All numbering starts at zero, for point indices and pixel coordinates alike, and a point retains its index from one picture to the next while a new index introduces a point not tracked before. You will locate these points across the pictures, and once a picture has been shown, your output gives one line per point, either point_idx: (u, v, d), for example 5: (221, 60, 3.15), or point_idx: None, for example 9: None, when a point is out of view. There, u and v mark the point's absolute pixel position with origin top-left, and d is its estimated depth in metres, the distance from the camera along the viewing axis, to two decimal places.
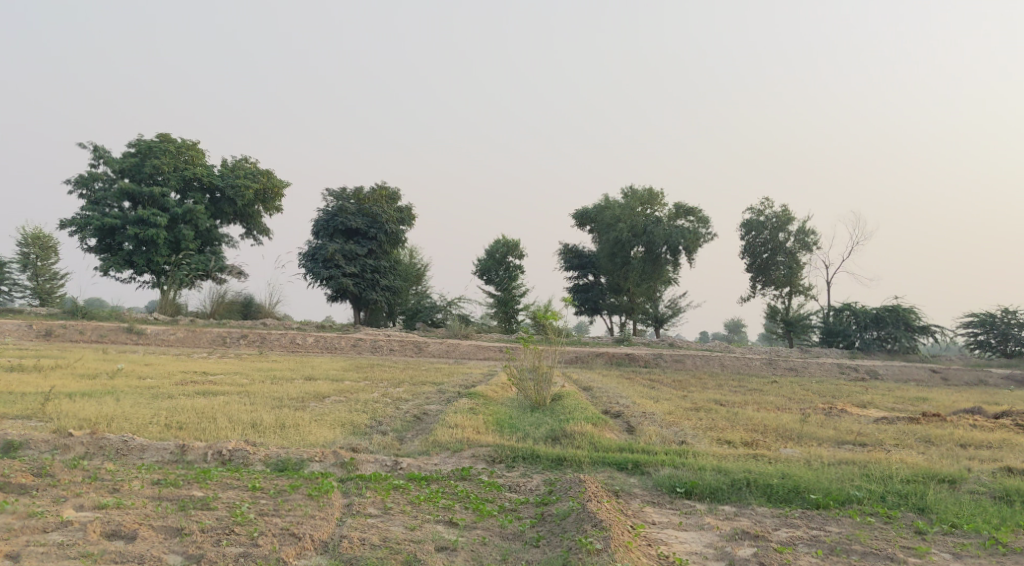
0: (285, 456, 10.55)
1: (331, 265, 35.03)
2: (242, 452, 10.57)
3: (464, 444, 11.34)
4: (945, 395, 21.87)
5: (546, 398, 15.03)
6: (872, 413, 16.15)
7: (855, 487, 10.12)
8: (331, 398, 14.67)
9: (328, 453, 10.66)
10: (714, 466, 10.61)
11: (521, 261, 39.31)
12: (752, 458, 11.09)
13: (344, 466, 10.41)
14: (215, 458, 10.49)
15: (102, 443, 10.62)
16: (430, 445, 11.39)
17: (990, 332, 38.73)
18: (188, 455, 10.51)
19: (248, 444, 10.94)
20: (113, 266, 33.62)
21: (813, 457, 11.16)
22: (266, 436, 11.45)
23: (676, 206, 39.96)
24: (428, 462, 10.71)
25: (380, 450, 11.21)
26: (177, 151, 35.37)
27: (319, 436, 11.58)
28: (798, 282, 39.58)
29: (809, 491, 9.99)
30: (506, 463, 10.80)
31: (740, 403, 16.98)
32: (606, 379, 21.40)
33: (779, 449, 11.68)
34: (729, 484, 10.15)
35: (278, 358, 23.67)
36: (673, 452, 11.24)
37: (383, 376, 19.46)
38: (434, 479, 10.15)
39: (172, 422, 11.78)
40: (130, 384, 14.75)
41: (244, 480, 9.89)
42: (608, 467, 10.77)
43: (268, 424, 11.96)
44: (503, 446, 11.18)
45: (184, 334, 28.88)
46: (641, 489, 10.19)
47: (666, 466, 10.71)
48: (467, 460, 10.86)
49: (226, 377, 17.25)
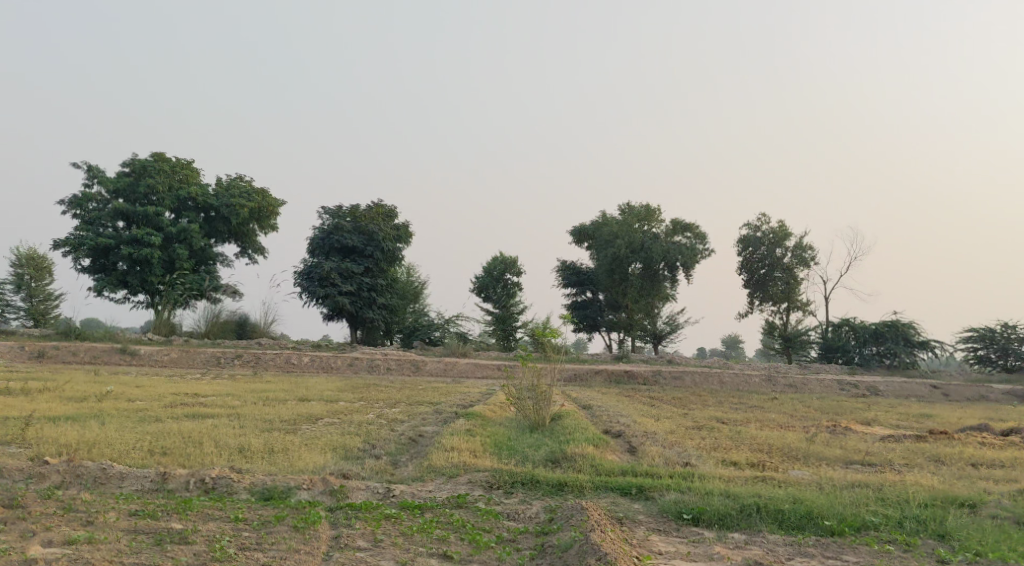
0: (272, 484, 10.21)
1: (327, 283, 34.69)
2: (226, 480, 10.23)
3: (460, 469, 11.00)
4: (949, 412, 21.53)
5: (546, 418, 14.66)
6: (877, 431, 15.82)
7: (871, 512, 9.78)
8: (325, 420, 14.32)
9: (317, 480, 10.33)
10: (721, 491, 10.27)
11: (520, 278, 39.04)
12: (757, 482, 10.76)
13: (335, 494, 10.07)
14: (197, 487, 10.15)
15: (79, 471, 10.28)
16: (425, 470, 11.05)
17: (990, 347, 38.49)
18: (168, 483, 10.17)
19: (233, 471, 10.60)
20: (107, 287, 33.30)
21: (823, 479, 10.83)
22: (253, 462, 11.10)
23: (674, 222, 39.76)
24: (422, 489, 10.37)
25: (373, 476, 10.87)
26: (172, 170, 35.11)
27: (311, 461, 11.25)
28: (797, 298, 39.34)
29: (823, 518, 9.65)
30: (504, 489, 10.44)
31: (743, 422, 16.64)
32: (605, 397, 21.04)
33: (787, 471, 11.34)
34: (737, 509, 9.81)
35: (273, 378, 23.30)
36: (677, 475, 10.91)
37: (379, 396, 19.10)
38: (429, 507, 9.80)
39: (156, 448, 11.43)
40: (118, 407, 14.42)
41: (227, 511, 9.54)
42: (610, 492, 10.42)
43: (257, 449, 11.62)
44: (501, 471, 10.86)
45: (178, 355, 28.55)
46: (646, 516, 9.84)
47: (671, 491, 10.37)
48: (464, 485, 10.52)
49: (218, 399, 16.88)
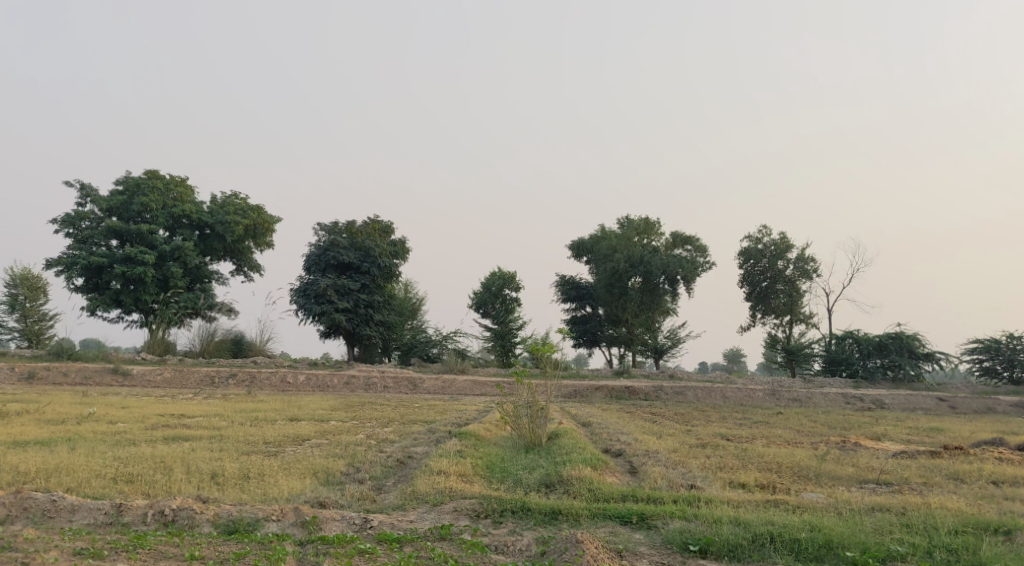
0: (237, 516, 9.64)
1: (323, 300, 34.11)
2: (187, 511, 9.64)
3: (445, 496, 10.40)
4: (960, 425, 20.91)
5: (542, 437, 14.02)
6: (888, 447, 15.21)
7: (897, 541, 9.19)
8: (311, 441, 13.73)
9: (289, 511, 9.75)
10: (731, 517, 9.68)
11: (519, 294, 38.51)
12: (766, 506, 10.15)
13: (306, 526, 9.50)
14: (156, 520, 9.58)
15: (26, 504, 9.71)
16: (408, 497, 10.44)
17: (996, 358, 37.87)
18: (123, 516, 9.60)
19: (197, 501, 10.00)
20: (100, 306, 32.74)
21: (839, 503, 10.23)
22: (224, 490, 10.52)
23: (674, 235, 39.27)
24: (402, 519, 9.77)
25: (352, 505, 10.29)
26: (166, 188, 34.63)
27: (288, 488, 10.67)
28: (798, 311, 38.77)
29: (843, 548, 9.07)
30: (493, 519, 9.85)
31: (748, 438, 16.04)
32: (605, 414, 20.42)
33: (800, 493, 10.73)
34: (748, 539, 9.24)
35: (265, 398, 22.67)
36: (682, 500, 10.32)
37: (372, 415, 18.49)
38: (409, 540, 9.21)
39: (121, 475, 10.85)
40: (95, 430, 13.84)
41: (183, 548, 8.98)
42: (609, 520, 9.82)
43: (231, 475, 11.03)
44: (490, 497, 10.26)
45: (170, 374, 27.94)
46: (648, 547, 9.24)
47: (675, 518, 9.77)
48: (449, 515, 9.92)
49: (203, 420, 16.26)
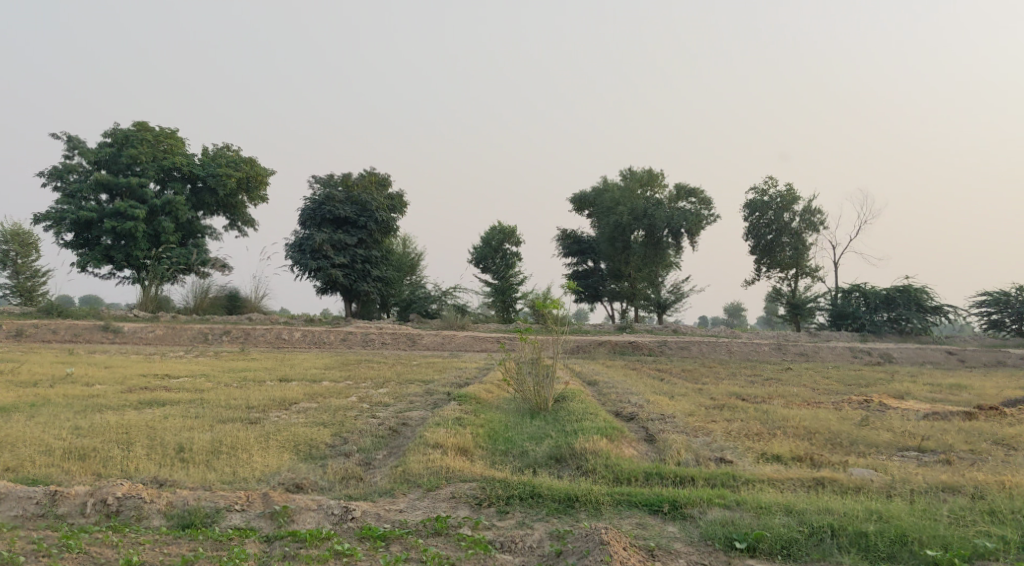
0: (194, 506, 8.77)
1: (319, 255, 33.00)
2: (133, 501, 8.80)
3: (440, 479, 9.46)
4: (979, 380, 20.09)
5: (547, 401, 13.06)
6: (913, 406, 14.33)
7: (982, 534, 8.30)
8: (298, 406, 12.81)
9: (255, 499, 8.89)
10: (772, 504, 8.80)
11: (519, 248, 37.45)
12: (809, 488, 9.25)
13: (275, 518, 8.66)
14: (97, 510, 8.74)
15: None
16: (397, 480, 9.50)
17: (1005, 311, 36.90)
18: (58, 508, 8.75)
19: (147, 486, 9.12)
20: (90, 262, 31.66)
21: (895, 482, 9.34)
22: (187, 468, 9.64)
23: (677, 187, 38.07)
24: (390, 508, 8.87)
25: (332, 487, 9.43)
26: (155, 140, 33.34)
27: (263, 466, 9.78)
28: (804, 264, 37.81)
29: (921, 546, 8.17)
30: (498, 507, 8.95)
31: (764, 398, 15.15)
32: (612, 371, 19.56)
33: (845, 468, 9.82)
34: (804, 534, 8.37)
35: (258, 355, 21.75)
36: (711, 482, 9.40)
37: (367, 374, 17.60)
38: (397, 537, 8.37)
39: (75, 451, 9.95)
40: (67, 393, 12.90)
41: (119, 551, 8.10)
42: (636, 509, 8.90)
43: (200, 450, 10.12)
44: (493, 481, 9.33)
45: (163, 332, 26.95)
46: (684, 544, 8.35)
47: (714, 506, 8.85)
48: (446, 503, 8.99)
49: (187, 381, 15.32)
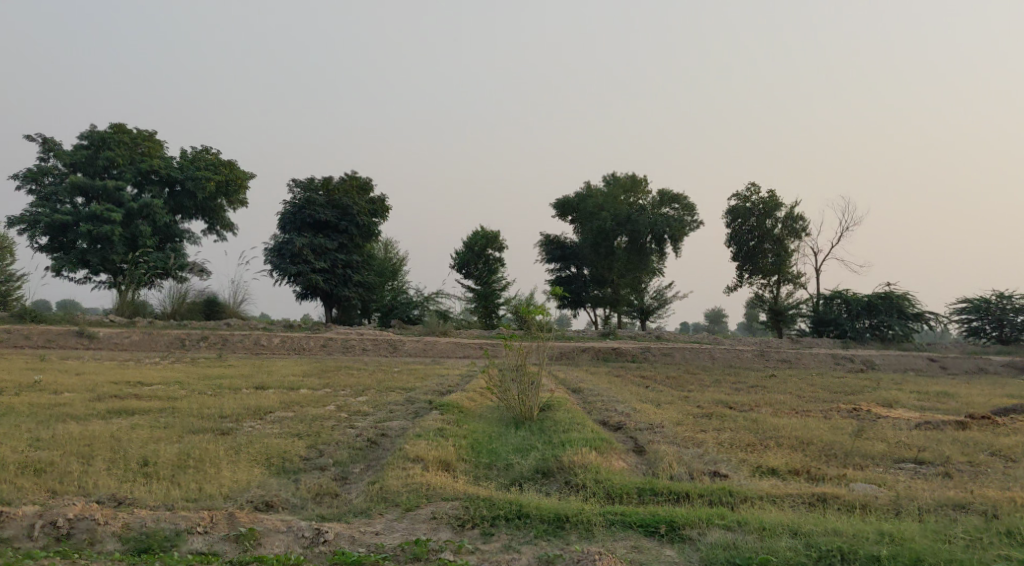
0: (152, 528, 8.36)
1: (299, 260, 32.44)
2: (86, 523, 8.39)
3: (421, 497, 9.09)
4: (965, 388, 19.91)
5: (532, 411, 12.69)
6: (902, 415, 14.09)
7: (997, 557, 8.01)
8: (274, 416, 12.39)
9: (219, 520, 8.48)
10: (771, 525, 8.49)
11: (502, 254, 37.14)
12: (809, 507, 8.95)
13: (240, 541, 8.28)
14: (47, 533, 8.33)
15: None
16: (375, 499, 9.10)
17: (985, 318, 36.89)
18: (3, 530, 8.34)
19: (104, 506, 8.72)
20: (65, 266, 30.98)
21: (901, 499, 9.05)
22: (149, 484, 9.22)
23: (661, 193, 37.88)
24: (366, 530, 8.49)
25: (304, 506, 9.05)
26: (133, 142, 32.76)
27: (231, 482, 9.36)
28: (786, 271, 37.64)
29: None
30: (481, 529, 8.58)
31: (752, 406, 14.86)
32: (596, 378, 19.23)
33: (846, 483, 9.52)
34: (812, 558, 8.04)
35: (235, 362, 21.26)
36: (705, 500, 9.07)
37: (347, 381, 17.20)
38: (373, 563, 8.00)
39: (36, 466, 9.52)
40: (33, 402, 12.41)
41: None
42: (631, 531, 8.55)
43: (166, 464, 9.70)
44: (477, 500, 8.96)
45: (139, 337, 26.39)
46: None
47: (715, 528, 8.51)
48: (425, 525, 8.62)
49: (159, 389, 14.85)
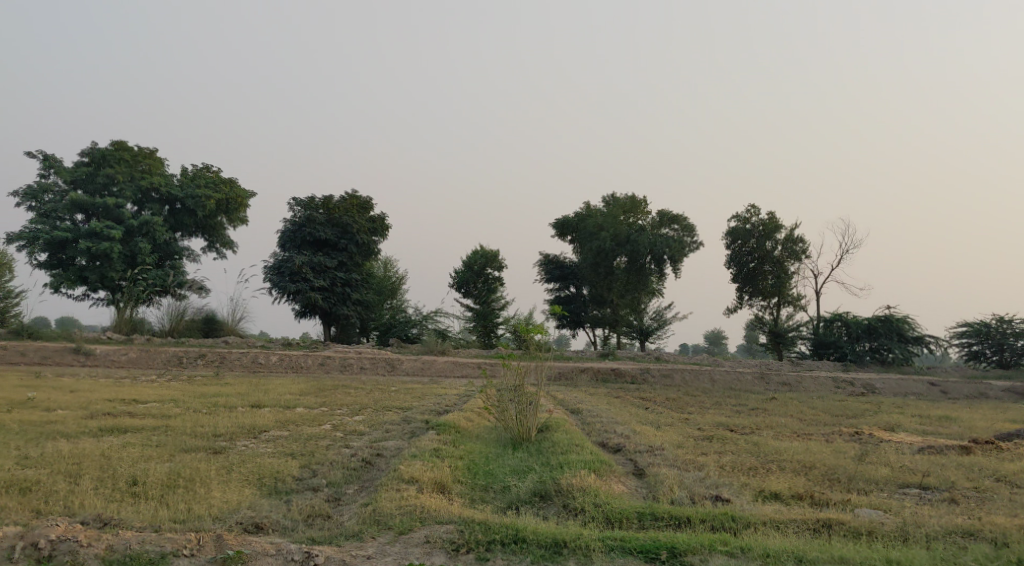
0: (137, 550, 8.20)
1: (298, 278, 32.33)
2: (69, 544, 8.23)
3: (415, 520, 8.92)
4: (967, 413, 19.73)
5: (530, 432, 12.53)
6: (905, 439, 13.92)
7: None
8: (268, 435, 12.23)
9: (207, 542, 8.32)
10: (774, 552, 8.32)
11: (501, 273, 37.08)
12: (812, 533, 8.79)
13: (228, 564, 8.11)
14: (29, 554, 8.16)
15: None
16: (368, 522, 8.93)
17: (985, 342, 36.73)
18: None
19: (89, 527, 8.55)
20: (64, 283, 30.87)
21: (907, 525, 8.89)
22: (136, 505, 9.06)
23: (661, 214, 37.84)
24: (358, 554, 8.32)
25: (295, 528, 8.88)
26: (133, 160, 32.74)
27: (221, 503, 9.20)
28: (786, 293, 37.52)
29: None
30: (477, 554, 8.41)
31: (753, 429, 14.69)
32: (595, 399, 19.05)
33: (851, 509, 9.36)
34: None
35: (232, 380, 21.09)
36: (706, 525, 8.91)
37: (344, 400, 17.04)
38: None
39: (24, 484, 9.37)
40: (25, 419, 12.25)
41: None
42: (631, 557, 8.38)
43: (155, 484, 9.54)
44: (473, 524, 8.79)
45: (136, 354, 26.24)
46: None
47: (716, 554, 8.34)
48: (420, 549, 8.45)
49: (153, 407, 14.69)
